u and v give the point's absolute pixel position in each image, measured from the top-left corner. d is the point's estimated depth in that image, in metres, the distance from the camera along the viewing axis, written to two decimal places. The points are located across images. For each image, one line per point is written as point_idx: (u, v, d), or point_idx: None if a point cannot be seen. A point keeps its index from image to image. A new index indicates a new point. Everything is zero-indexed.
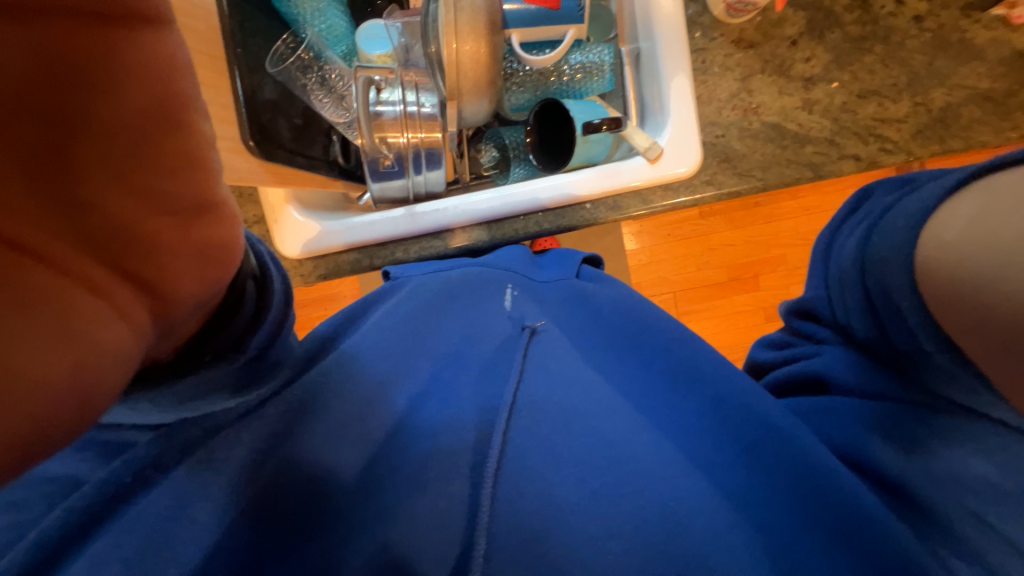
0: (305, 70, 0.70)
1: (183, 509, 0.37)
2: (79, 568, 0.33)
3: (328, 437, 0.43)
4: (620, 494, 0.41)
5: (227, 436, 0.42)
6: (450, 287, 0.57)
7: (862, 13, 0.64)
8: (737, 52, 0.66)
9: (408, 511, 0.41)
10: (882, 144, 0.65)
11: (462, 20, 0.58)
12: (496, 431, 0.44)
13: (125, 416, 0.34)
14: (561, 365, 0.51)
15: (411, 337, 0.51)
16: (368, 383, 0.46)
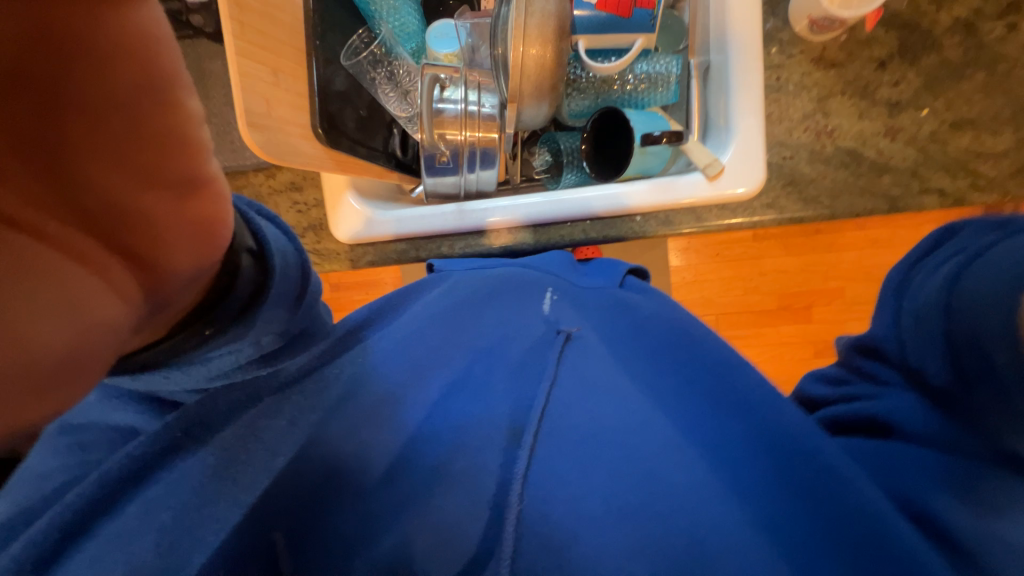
0: (376, 64, 0.73)
1: (224, 471, 0.40)
2: (130, 515, 0.37)
3: (361, 418, 0.45)
4: (647, 516, 0.40)
5: (267, 407, 0.44)
6: (494, 284, 0.58)
7: (966, 36, 0.59)
8: (817, 71, 0.62)
9: (430, 505, 0.41)
10: (973, 180, 0.60)
11: (531, 24, 0.59)
12: (526, 437, 0.43)
13: (158, 383, 0.36)
14: (595, 376, 0.50)
15: (448, 332, 0.52)
16: (406, 371, 0.48)
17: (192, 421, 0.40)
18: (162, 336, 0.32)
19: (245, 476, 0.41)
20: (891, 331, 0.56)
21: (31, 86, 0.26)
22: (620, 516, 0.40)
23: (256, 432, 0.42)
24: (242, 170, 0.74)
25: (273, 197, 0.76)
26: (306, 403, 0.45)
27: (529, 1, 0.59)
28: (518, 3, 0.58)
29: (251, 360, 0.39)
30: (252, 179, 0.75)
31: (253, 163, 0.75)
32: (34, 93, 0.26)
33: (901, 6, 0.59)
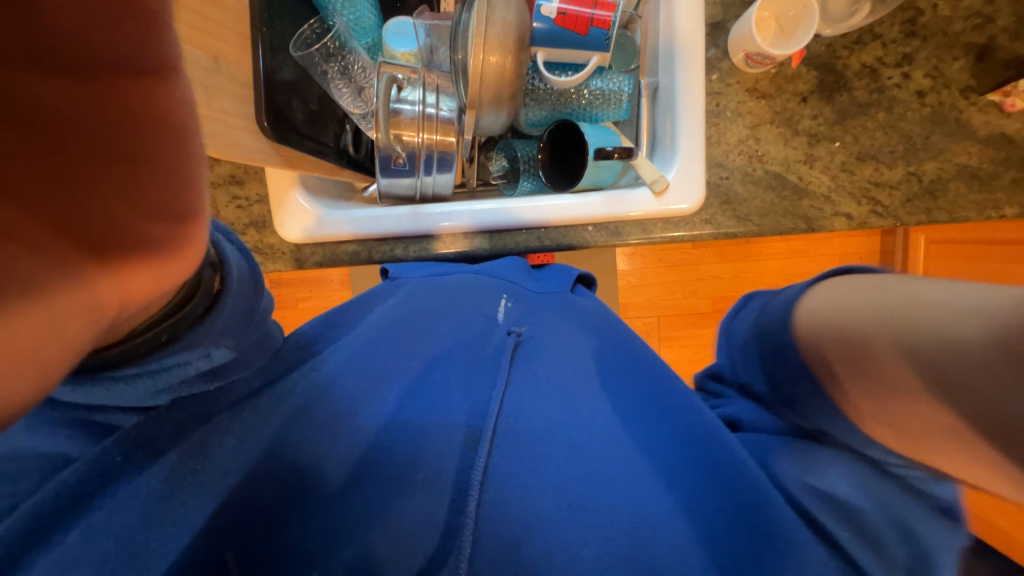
0: (328, 57, 0.70)
1: (173, 493, 0.38)
2: (70, 544, 0.33)
3: (311, 428, 0.44)
4: (596, 508, 0.42)
5: (219, 424, 0.42)
6: (450, 291, 0.59)
7: (871, 80, 0.67)
8: (750, 101, 0.68)
9: (387, 513, 0.41)
10: (873, 207, 0.68)
11: (492, 33, 0.60)
12: (482, 441, 0.44)
13: (99, 397, 0.33)
14: (547, 376, 0.52)
15: (404, 340, 0.52)
16: (362, 379, 0.47)
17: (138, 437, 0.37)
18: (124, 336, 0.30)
19: (193, 497, 0.38)
20: (728, 360, 0.61)
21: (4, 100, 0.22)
22: (572, 506, 0.42)
23: (204, 453, 0.40)
24: None
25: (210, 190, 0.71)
26: (255, 416, 0.43)
27: (491, 10, 0.59)
28: (479, 12, 0.58)
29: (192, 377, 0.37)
30: None
31: None
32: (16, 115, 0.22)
33: (820, 48, 0.67)
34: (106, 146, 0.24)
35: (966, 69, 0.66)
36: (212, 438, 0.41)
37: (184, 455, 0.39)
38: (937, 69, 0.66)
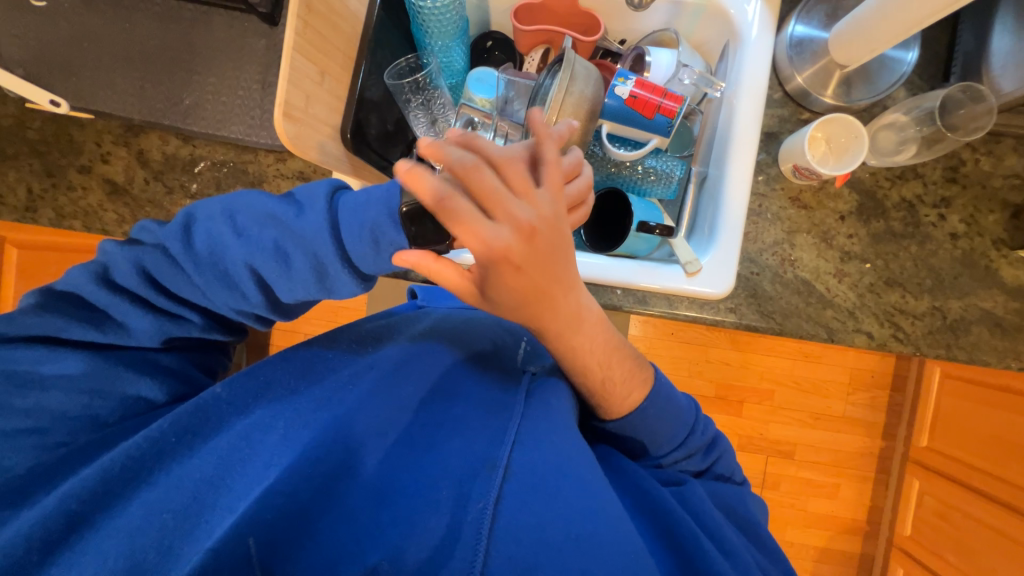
0: (415, 90, 0.76)
1: (218, 479, 0.45)
2: (135, 510, 0.43)
3: (350, 435, 0.47)
4: (606, 544, 0.42)
5: (259, 423, 0.48)
6: (476, 324, 0.62)
7: (908, 214, 0.70)
8: (791, 208, 0.72)
9: (405, 526, 0.43)
10: (895, 331, 0.70)
11: (569, 101, 0.65)
12: (496, 471, 0.46)
13: (207, 295, 0.49)
14: (560, 409, 0.52)
15: (437, 367, 0.54)
16: (393, 399, 0.51)
17: (189, 425, 0.47)
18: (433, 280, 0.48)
19: (236, 484, 0.45)
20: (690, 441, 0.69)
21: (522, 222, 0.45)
22: (580, 541, 0.43)
23: (246, 440, 0.47)
24: (254, 148, 0.75)
25: (277, 179, 0.75)
26: (294, 415, 0.49)
27: (571, 82, 0.65)
28: (562, 82, 0.64)
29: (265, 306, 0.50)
30: (261, 159, 0.76)
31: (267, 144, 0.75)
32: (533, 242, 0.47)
33: (864, 175, 0.70)
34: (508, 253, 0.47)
35: (1000, 223, 0.70)
36: (255, 430, 0.48)
37: (230, 443, 0.46)
38: (971, 217, 0.70)
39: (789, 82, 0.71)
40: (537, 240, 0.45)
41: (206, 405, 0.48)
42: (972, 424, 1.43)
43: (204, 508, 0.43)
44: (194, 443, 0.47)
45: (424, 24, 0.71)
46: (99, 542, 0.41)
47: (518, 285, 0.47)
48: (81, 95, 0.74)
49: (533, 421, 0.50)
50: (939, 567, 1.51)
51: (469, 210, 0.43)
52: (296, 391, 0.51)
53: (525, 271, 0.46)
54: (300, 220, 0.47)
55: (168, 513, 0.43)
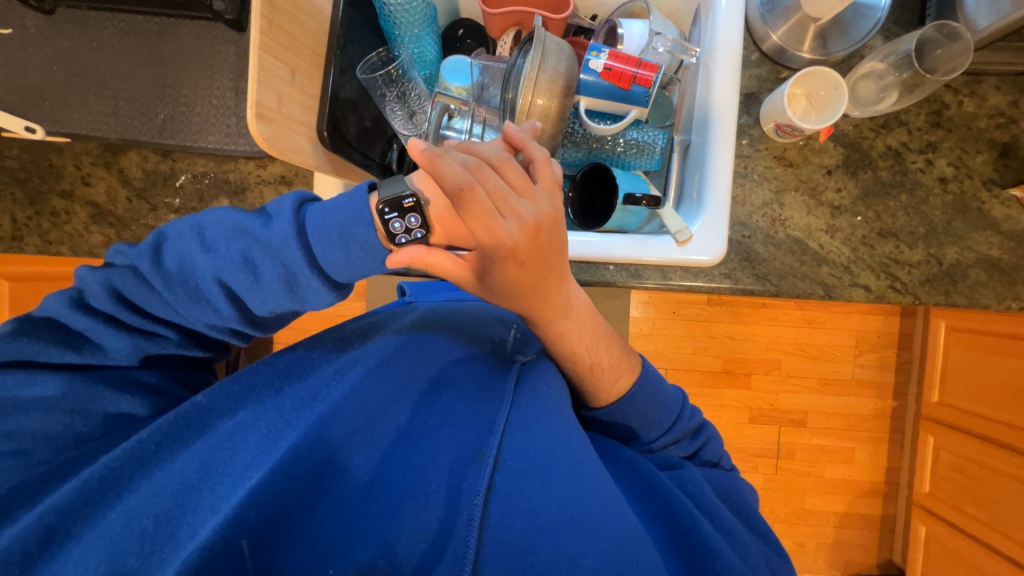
0: (389, 83, 0.75)
1: (201, 483, 0.45)
2: (117, 518, 0.43)
3: (340, 435, 0.47)
4: (597, 524, 0.43)
5: (243, 423, 0.48)
6: (463, 313, 0.61)
7: (895, 162, 0.70)
8: (777, 167, 0.71)
9: (399, 519, 0.43)
10: (892, 283, 0.70)
11: (542, 79, 0.65)
12: (487, 461, 0.46)
13: (173, 310, 0.49)
14: (552, 394, 0.51)
15: (425, 358, 0.53)
16: (379, 397, 0.49)
17: (169, 430, 0.47)
18: (429, 269, 0.49)
19: (219, 487, 0.45)
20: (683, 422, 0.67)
21: (523, 223, 0.46)
22: (571, 522, 0.43)
23: (231, 442, 0.47)
24: (234, 155, 0.74)
25: (260, 186, 0.76)
26: (277, 414, 0.49)
27: (543, 59, 0.65)
28: (534, 59, 0.64)
29: (234, 320, 0.49)
30: (241, 167, 0.76)
31: (243, 151, 0.75)
32: (538, 247, 0.48)
33: (848, 127, 0.69)
34: (514, 254, 0.47)
35: (988, 162, 0.69)
36: (239, 431, 0.47)
37: (214, 445, 0.46)
38: (959, 159, 0.69)
39: (763, 41, 0.70)
40: (541, 235, 0.47)
41: (188, 413, 0.48)
42: (980, 375, 1.42)
43: (188, 511, 0.44)
44: (175, 447, 0.47)
45: (392, 16, 0.71)
46: (80, 551, 0.42)
47: (523, 278, 0.49)
48: (53, 118, 0.73)
49: (522, 406, 0.50)
50: (958, 520, 1.50)
51: (483, 203, 0.45)
52: (279, 390, 0.51)
53: (529, 265, 0.48)
54: (266, 229, 0.46)
55: (152, 518, 0.43)
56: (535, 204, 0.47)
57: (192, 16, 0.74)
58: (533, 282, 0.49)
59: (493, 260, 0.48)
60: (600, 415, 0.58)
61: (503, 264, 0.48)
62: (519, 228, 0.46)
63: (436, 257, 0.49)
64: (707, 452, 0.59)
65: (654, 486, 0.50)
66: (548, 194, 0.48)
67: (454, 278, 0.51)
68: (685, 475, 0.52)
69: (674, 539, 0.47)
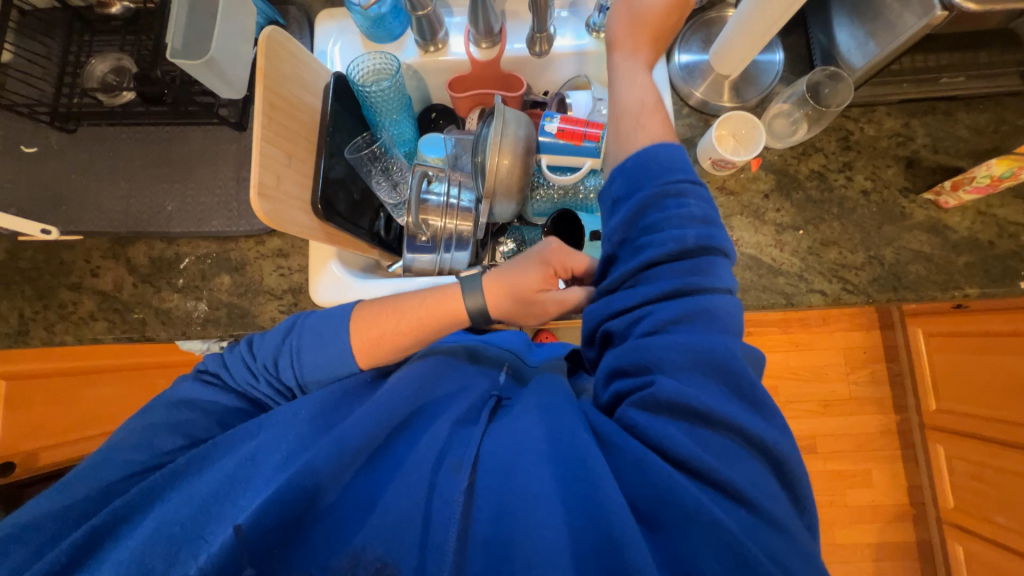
0: (374, 160, 0.85)
1: (221, 498, 0.50)
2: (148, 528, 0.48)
3: (332, 457, 0.50)
4: (577, 512, 0.45)
5: (257, 453, 0.54)
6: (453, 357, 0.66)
7: (821, 182, 0.80)
8: (720, 197, 0.80)
9: (379, 531, 0.47)
10: (844, 285, 0.77)
11: (506, 143, 0.75)
12: (462, 470, 0.51)
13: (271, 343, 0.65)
14: (533, 407, 0.57)
15: (419, 389, 0.59)
16: (381, 423, 0.54)
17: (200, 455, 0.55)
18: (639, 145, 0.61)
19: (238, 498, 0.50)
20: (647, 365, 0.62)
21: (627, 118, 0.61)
22: (532, 519, 0.46)
23: (253, 462, 0.53)
24: (235, 236, 0.82)
25: (259, 261, 0.82)
26: (296, 441, 0.54)
27: (505, 127, 0.76)
28: (497, 128, 0.74)
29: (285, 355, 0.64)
30: (242, 245, 0.83)
31: (248, 231, 0.83)
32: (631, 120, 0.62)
33: (773, 157, 0.81)
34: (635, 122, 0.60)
35: (900, 174, 0.79)
36: (260, 455, 0.53)
37: (238, 464, 0.53)
38: (874, 174, 0.80)
39: (689, 97, 0.83)
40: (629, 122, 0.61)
41: (217, 442, 0.56)
42: (966, 374, 1.45)
43: (210, 520, 0.48)
44: (202, 464, 0.54)
45: (374, 107, 0.83)
46: (116, 551, 0.48)
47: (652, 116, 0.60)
48: (69, 219, 0.81)
49: (524, 422, 0.55)
50: (994, 534, 1.41)
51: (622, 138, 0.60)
52: (295, 413, 0.57)
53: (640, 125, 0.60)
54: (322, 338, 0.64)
55: (184, 524, 0.48)
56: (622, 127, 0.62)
57: (194, 121, 0.83)
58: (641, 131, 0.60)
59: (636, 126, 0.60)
60: (633, 188, 0.54)
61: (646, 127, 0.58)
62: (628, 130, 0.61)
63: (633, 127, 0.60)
64: (716, 245, 0.51)
65: (682, 406, 0.46)
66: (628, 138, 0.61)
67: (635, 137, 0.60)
68: (705, 385, 0.46)
69: (644, 507, 0.44)
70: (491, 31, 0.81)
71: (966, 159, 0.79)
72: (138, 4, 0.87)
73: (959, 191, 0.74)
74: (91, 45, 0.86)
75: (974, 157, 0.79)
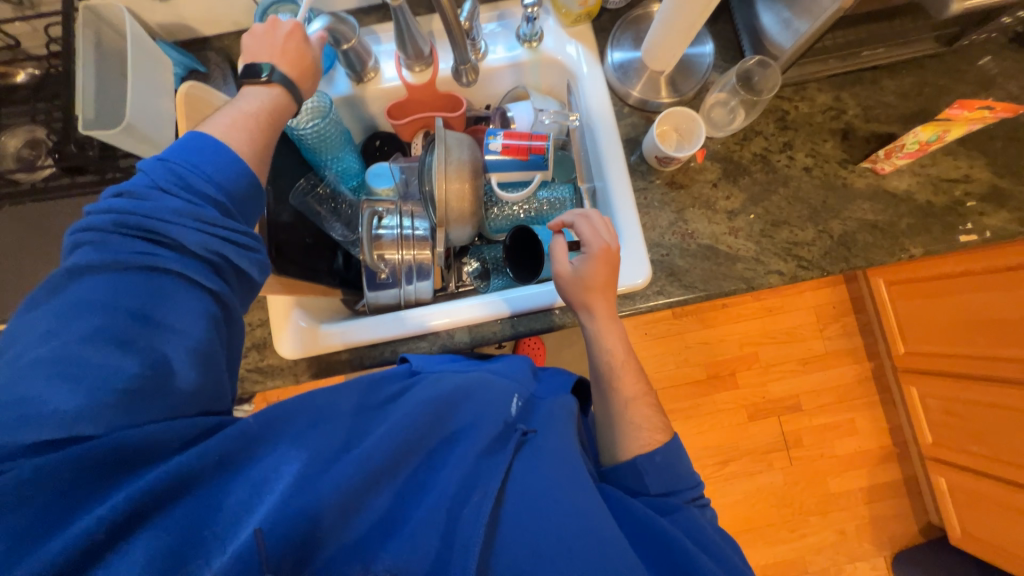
0: (321, 201, 0.84)
1: (219, 522, 0.40)
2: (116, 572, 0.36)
3: (349, 488, 0.45)
4: (585, 543, 0.47)
5: (265, 466, 0.44)
6: (470, 379, 0.60)
7: (765, 164, 0.82)
8: (670, 192, 0.81)
9: (401, 548, 0.45)
10: (799, 263, 0.79)
11: (451, 169, 0.74)
12: (486, 497, 0.49)
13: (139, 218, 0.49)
14: (558, 440, 0.57)
15: (441, 408, 0.54)
16: (401, 448, 0.49)
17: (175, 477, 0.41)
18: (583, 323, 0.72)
19: (234, 518, 0.41)
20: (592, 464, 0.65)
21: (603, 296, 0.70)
22: (546, 546, 0.47)
23: (269, 482, 0.44)
24: None
25: None
26: (319, 443, 0.47)
27: (448, 152, 0.75)
28: (440, 156, 0.73)
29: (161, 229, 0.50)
30: None
31: None
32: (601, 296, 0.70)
33: (716, 146, 0.82)
34: (621, 348, 0.68)
35: (837, 147, 0.82)
36: (279, 463, 0.45)
37: (250, 482, 0.43)
38: (813, 150, 0.82)
39: (627, 97, 0.84)
40: (598, 289, 0.69)
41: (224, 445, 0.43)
42: (927, 316, 1.51)
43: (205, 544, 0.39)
44: (201, 484, 0.42)
45: (315, 146, 0.80)
46: None
47: (622, 352, 0.68)
48: (5, 305, 0.77)
49: (552, 460, 0.54)
50: (970, 462, 1.49)
51: (591, 317, 0.69)
52: (315, 424, 0.49)
53: (607, 324, 0.69)
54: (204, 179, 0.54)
55: (198, 537, 0.39)
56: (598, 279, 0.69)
57: None
58: (604, 316, 0.69)
59: (601, 322, 0.69)
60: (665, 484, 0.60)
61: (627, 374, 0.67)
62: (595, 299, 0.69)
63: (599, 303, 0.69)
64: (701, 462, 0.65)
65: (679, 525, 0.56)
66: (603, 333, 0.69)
67: (604, 327, 0.69)
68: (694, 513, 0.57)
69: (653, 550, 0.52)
70: (422, 54, 0.78)
71: (896, 124, 0.82)
72: (45, 68, 0.82)
73: (893, 157, 0.76)
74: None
75: (902, 121, 0.82)
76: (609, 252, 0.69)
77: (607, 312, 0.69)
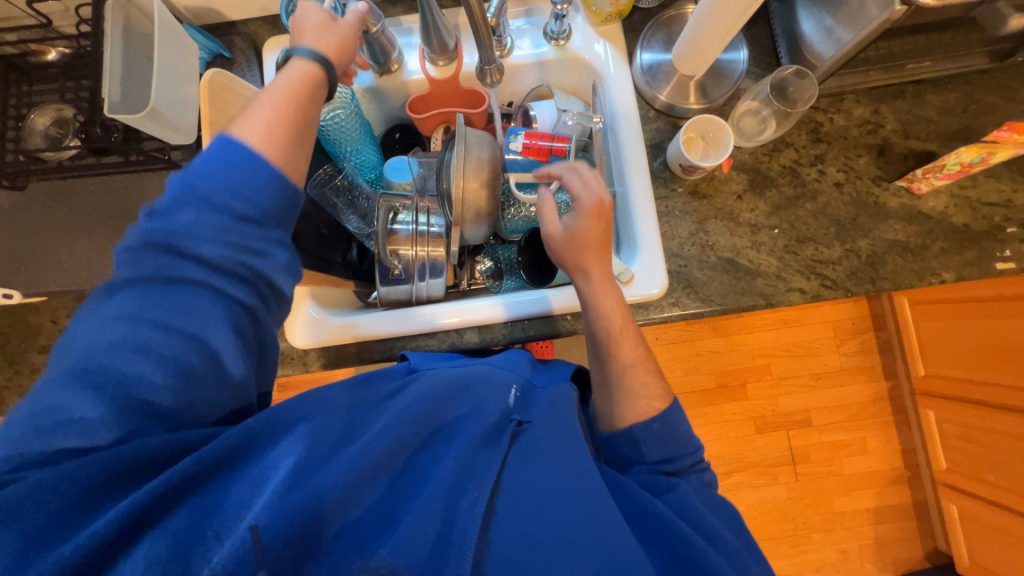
0: (338, 193, 0.84)
1: (218, 525, 0.41)
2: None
3: (347, 484, 0.45)
4: (584, 550, 0.46)
5: (265, 463, 0.45)
6: (460, 373, 0.59)
7: (794, 177, 0.79)
8: (692, 202, 0.79)
9: (396, 547, 0.44)
10: (822, 281, 0.76)
11: (469, 168, 0.73)
12: (483, 493, 0.48)
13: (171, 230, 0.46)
14: (556, 435, 0.56)
15: (438, 405, 0.53)
16: (396, 443, 0.49)
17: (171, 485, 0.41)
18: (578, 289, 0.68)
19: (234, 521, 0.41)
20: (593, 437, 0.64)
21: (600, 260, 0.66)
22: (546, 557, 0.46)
23: (268, 475, 0.44)
24: None
25: None
26: (319, 440, 0.47)
27: (468, 151, 0.74)
28: (459, 153, 0.71)
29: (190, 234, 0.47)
30: None
31: None
32: (597, 261, 0.66)
33: (744, 156, 0.79)
34: (616, 312, 0.65)
35: (871, 163, 0.78)
36: (278, 457, 0.45)
37: (248, 475, 0.44)
38: (846, 165, 0.79)
39: (654, 101, 0.81)
40: (594, 251, 0.65)
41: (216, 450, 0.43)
42: (952, 339, 1.46)
43: (208, 543, 0.40)
44: (197, 483, 0.43)
45: (334, 137, 0.80)
46: None
47: (618, 317, 0.65)
48: (31, 280, 0.79)
49: (551, 454, 0.53)
50: (986, 492, 1.44)
51: (586, 281, 0.66)
52: (309, 415, 0.48)
53: (604, 291, 0.65)
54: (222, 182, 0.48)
55: (202, 535, 0.40)
56: (595, 242, 0.65)
57: (148, 170, 0.80)
58: (600, 282, 0.66)
59: (595, 286, 0.66)
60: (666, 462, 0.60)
61: (625, 339, 0.64)
62: (591, 263, 0.65)
63: (596, 269, 0.66)
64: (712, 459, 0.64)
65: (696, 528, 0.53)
66: (596, 296, 0.65)
67: (597, 292, 0.65)
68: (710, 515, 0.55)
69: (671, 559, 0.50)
70: (447, 48, 0.77)
71: (937, 142, 0.78)
72: (75, 48, 0.82)
73: (931, 177, 0.73)
74: (30, 96, 0.82)
75: (943, 139, 0.78)
76: (602, 207, 0.65)
77: (602, 278, 0.66)
